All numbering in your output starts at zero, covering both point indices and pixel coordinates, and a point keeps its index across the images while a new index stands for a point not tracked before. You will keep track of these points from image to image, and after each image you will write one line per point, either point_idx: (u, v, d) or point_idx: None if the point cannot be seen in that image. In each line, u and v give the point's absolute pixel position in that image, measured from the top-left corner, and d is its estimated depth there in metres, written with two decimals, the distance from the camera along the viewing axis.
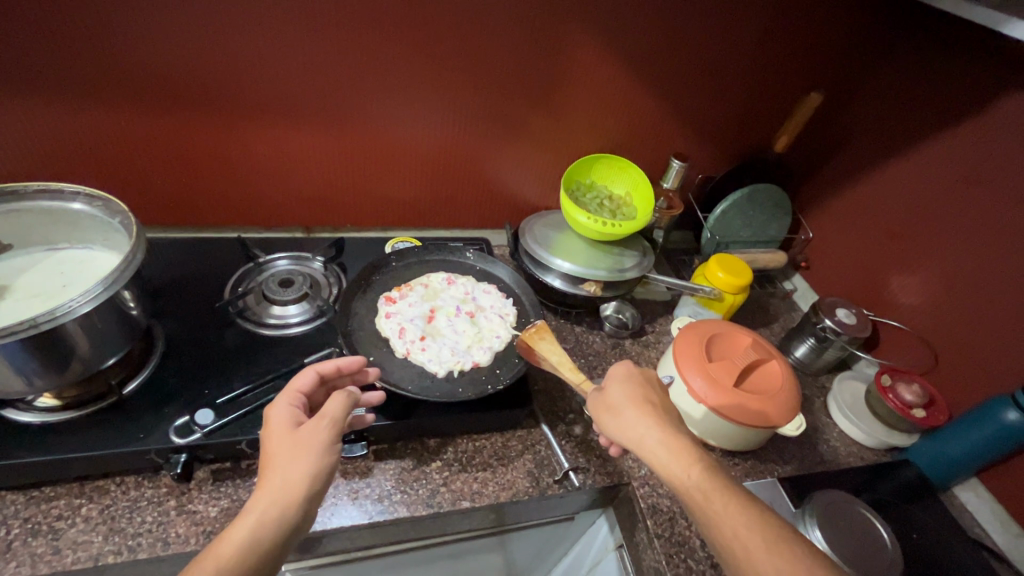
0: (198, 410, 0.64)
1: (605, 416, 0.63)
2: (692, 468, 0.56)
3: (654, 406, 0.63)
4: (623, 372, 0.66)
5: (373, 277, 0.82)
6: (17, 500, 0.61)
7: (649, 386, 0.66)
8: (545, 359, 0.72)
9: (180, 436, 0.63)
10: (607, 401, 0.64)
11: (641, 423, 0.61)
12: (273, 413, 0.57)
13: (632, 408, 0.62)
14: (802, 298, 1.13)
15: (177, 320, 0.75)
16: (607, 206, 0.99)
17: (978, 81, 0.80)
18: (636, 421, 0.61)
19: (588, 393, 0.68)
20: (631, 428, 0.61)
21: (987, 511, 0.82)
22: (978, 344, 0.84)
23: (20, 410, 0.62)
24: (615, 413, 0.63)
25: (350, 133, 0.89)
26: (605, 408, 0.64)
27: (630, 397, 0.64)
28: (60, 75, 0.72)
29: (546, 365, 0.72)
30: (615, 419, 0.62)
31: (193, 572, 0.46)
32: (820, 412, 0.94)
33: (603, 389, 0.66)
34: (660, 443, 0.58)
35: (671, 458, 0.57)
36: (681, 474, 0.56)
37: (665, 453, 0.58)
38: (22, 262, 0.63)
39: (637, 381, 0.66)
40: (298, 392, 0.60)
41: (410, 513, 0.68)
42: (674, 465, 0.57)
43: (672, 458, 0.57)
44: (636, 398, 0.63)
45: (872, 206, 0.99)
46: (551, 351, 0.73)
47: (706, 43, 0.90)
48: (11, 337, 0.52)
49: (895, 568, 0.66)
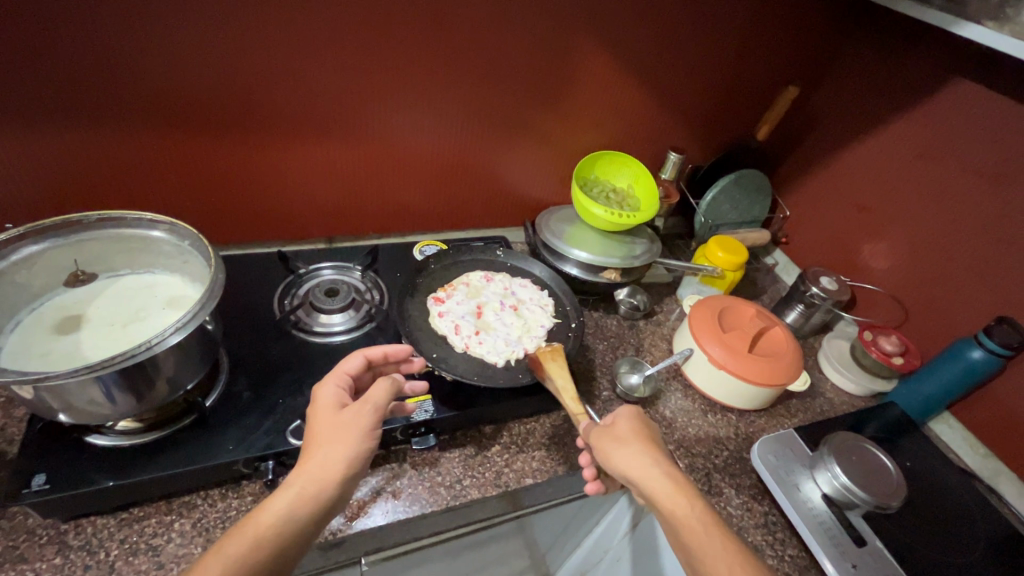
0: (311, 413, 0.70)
1: (610, 444, 0.66)
2: (694, 504, 0.60)
3: (655, 445, 0.67)
4: (629, 413, 0.71)
5: (418, 281, 0.90)
6: (110, 523, 0.62)
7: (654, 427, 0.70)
8: (550, 379, 0.76)
9: (298, 437, 0.67)
10: (612, 432, 0.68)
11: (646, 456, 0.64)
12: (321, 393, 0.63)
13: (637, 442, 0.66)
14: (784, 270, 1.26)
15: (236, 337, 0.78)
16: (613, 199, 1.07)
17: (926, 70, 0.93)
18: (641, 454, 0.64)
19: (583, 423, 0.72)
20: (634, 460, 0.64)
21: (959, 438, 0.97)
22: (941, 298, 0.97)
23: (102, 435, 0.64)
24: (622, 444, 0.66)
25: (373, 144, 0.93)
26: (611, 440, 0.67)
27: (635, 431, 0.68)
28: (93, 100, 0.73)
29: (549, 384, 0.76)
30: (619, 449, 0.65)
31: (233, 537, 0.51)
32: (814, 369, 1.07)
33: (610, 422, 0.70)
34: (665, 476, 0.62)
35: (672, 494, 0.60)
36: (684, 509, 0.59)
37: (668, 487, 0.61)
38: (88, 291, 0.64)
39: (643, 422, 0.70)
40: (345, 374, 0.66)
41: (483, 494, 0.74)
42: (677, 499, 0.60)
43: (677, 492, 0.60)
44: (641, 434, 0.67)
45: (841, 184, 1.11)
46: (557, 373, 0.76)
47: (693, 46, 1.00)
48: (132, 359, 0.54)
49: (901, 490, 0.77)
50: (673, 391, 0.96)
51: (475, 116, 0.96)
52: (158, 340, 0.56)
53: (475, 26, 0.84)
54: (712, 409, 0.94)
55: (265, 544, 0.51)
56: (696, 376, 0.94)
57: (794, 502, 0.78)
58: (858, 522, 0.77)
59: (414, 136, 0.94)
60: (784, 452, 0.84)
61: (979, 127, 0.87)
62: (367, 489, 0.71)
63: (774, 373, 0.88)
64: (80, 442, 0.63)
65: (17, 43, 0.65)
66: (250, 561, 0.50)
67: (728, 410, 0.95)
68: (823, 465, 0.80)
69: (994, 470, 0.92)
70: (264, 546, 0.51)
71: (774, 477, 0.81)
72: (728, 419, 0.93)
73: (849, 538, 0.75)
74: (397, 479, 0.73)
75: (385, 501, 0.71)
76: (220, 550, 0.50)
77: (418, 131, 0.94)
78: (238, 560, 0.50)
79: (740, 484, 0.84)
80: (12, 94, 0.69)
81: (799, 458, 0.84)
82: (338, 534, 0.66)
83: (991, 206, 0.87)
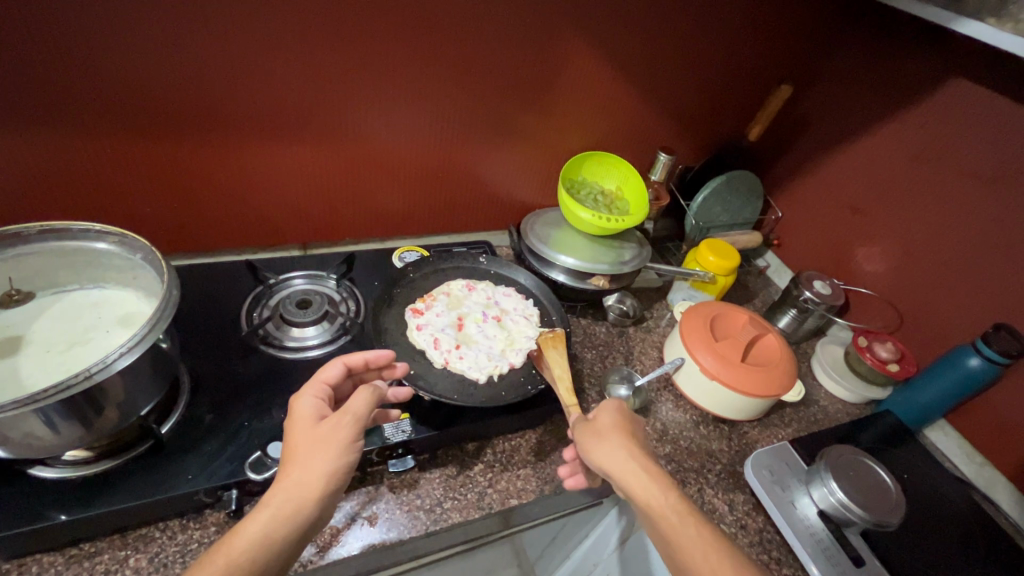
0: (271, 444, 0.65)
1: (592, 438, 0.63)
2: (671, 494, 0.57)
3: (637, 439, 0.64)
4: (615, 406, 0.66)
5: (396, 291, 0.85)
6: (57, 561, 0.57)
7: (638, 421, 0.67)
8: (550, 368, 0.75)
9: (256, 472, 0.62)
10: (595, 426, 0.64)
11: (623, 448, 0.61)
12: (300, 404, 0.58)
13: (616, 436, 0.62)
14: (776, 273, 1.23)
15: (200, 355, 0.73)
16: (601, 202, 1.03)
17: (923, 69, 0.90)
18: (619, 447, 0.61)
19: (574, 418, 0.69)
20: (611, 452, 0.61)
21: (955, 446, 0.94)
22: (936, 303, 0.95)
23: (48, 466, 0.59)
24: (599, 437, 0.63)
25: (347, 145, 0.88)
26: (589, 433, 0.64)
27: (616, 423, 0.64)
28: (34, 101, 0.67)
29: (547, 373, 0.76)
30: (597, 442, 0.62)
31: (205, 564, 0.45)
32: (807, 376, 1.04)
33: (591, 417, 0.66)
34: (642, 466, 0.59)
35: (651, 484, 0.57)
36: (660, 499, 0.56)
37: (644, 477, 0.58)
38: (27, 312, 0.58)
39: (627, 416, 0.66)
40: (324, 383, 0.61)
41: (464, 517, 0.70)
42: (653, 489, 0.57)
43: (653, 482, 0.57)
44: (624, 428, 0.64)
45: (834, 186, 1.09)
46: (558, 362, 0.76)
47: (683, 43, 0.96)
48: (69, 391, 0.49)
49: (900, 506, 0.74)
50: (664, 401, 0.92)
51: (455, 116, 0.91)
52: (99, 366, 0.50)
53: (453, 22, 0.79)
54: (703, 420, 0.91)
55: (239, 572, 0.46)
56: (687, 386, 0.91)
57: (789, 519, 0.76)
58: (855, 540, 0.74)
59: (391, 137, 0.89)
60: (779, 467, 0.81)
61: (978, 128, 0.84)
62: (341, 516, 0.67)
63: (768, 383, 0.84)
64: (23, 475, 0.58)
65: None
66: None
67: (720, 421, 0.92)
68: (818, 480, 0.77)
69: (990, 479, 0.90)
70: (238, 572, 0.46)
71: (768, 493, 0.78)
72: (720, 431, 0.90)
73: (846, 557, 0.72)
74: (374, 503, 0.69)
75: (361, 528, 0.66)
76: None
77: (395, 131, 0.89)
78: None
79: (734, 500, 0.80)
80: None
81: (795, 473, 0.81)
82: (309, 566, 0.62)
83: (990, 210, 0.84)
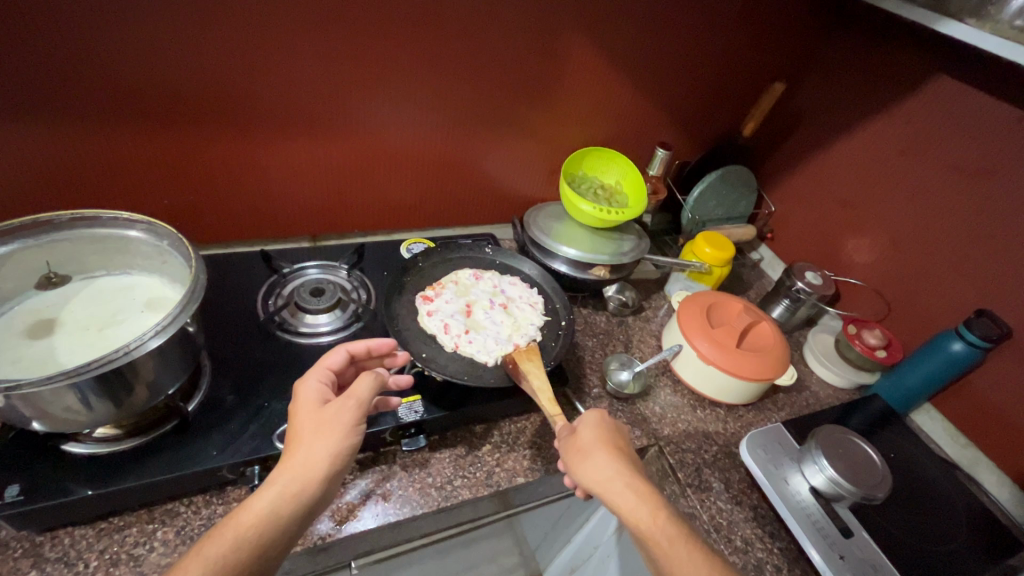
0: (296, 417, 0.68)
1: (575, 457, 0.64)
2: (658, 516, 0.58)
3: (620, 452, 0.65)
4: (595, 418, 0.68)
5: (406, 279, 0.89)
6: (88, 533, 0.60)
7: (619, 434, 0.68)
8: (528, 380, 0.74)
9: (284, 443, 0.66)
10: (577, 443, 0.65)
11: (609, 467, 0.62)
12: (303, 388, 0.60)
13: (601, 452, 0.63)
14: (769, 266, 1.28)
15: (219, 341, 0.76)
16: (601, 196, 1.07)
17: (908, 68, 0.94)
18: (604, 465, 0.62)
19: (559, 427, 0.69)
20: (598, 472, 0.61)
21: (940, 429, 0.98)
22: (922, 292, 0.99)
23: (79, 442, 0.62)
24: (585, 455, 0.63)
25: (357, 140, 0.91)
26: (575, 450, 0.65)
27: (600, 439, 0.65)
28: (58, 94, 0.69)
29: (526, 385, 0.74)
30: (583, 462, 0.63)
31: (214, 536, 0.49)
32: (799, 362, 1.08)
33: (574, 430, 0.67)
34: (627, 486, 0.60)
35: (639, 505, 0.58)
36: (648, 520, 0.57)
37: (631, 497, 0.59)
38: (60, 295, 0.61)
39: (608, 428, 0.68)
40: (327, 369, 0.64)
41: (474, 494, 0.73)
42: (640, 510, 0.58)
43: (640, 502, 0.58)
44: (605, 441, 0.65)
45: (825, 180, 1.13)
46: (534, 375, 0.75)
47: (681, 41, 1.00)
48: (110, 365, 0.52)
49: (887, 480, 0.78)
50: (662, 387, 0.96)
51: (460, 112, 0.94)
52: (136, 344, 0.53)
53: (460, 21, 0.82)
54: (701, 404, 0.95)
55: (248, 546, 0.49)
56: (684, 371, 0.95)
57: (782, 494, 0.79)
58: (844, 513, 0.78)
59: (400, 132, 0.93)
60: (773, 447, 0.85)
61: (960, 123, 0.88)
62: (356, 492, 0.70)
63: (762, 367, 0.88)
64: (56, 451, 0.61)
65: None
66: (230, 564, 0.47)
67: (716, 405, 0.95)
68: (811, 457, 0.81)
69: (973, 459, 0.94)
70: (245, 547, 0.49)
71: (763, 471, 0.82)
72: (716, 414, 0.94)
73: (837, 529, 0.76)
74: (387, 481, 0.72)
75: (375, 504, 0.69)
76: (201, 550, 0.48)
77: (402, 127, 0.92)
78: (218, 562, 0.47)
79: (729, 479, 0.84)
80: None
81: (788, 451, 0.85)
82: (327, 538, 0.65)
83: (972, 202, 0.89)
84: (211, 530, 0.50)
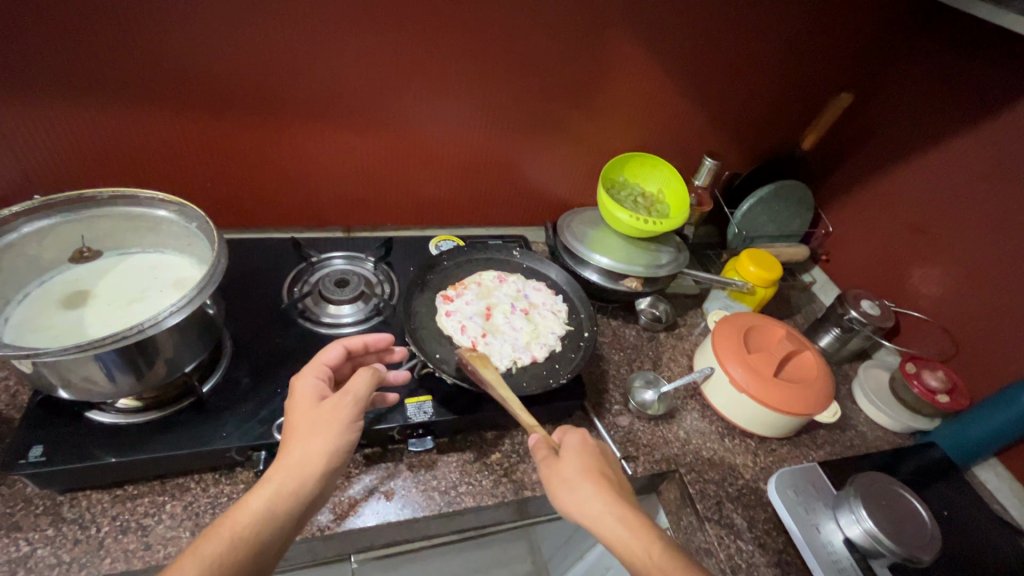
0: None
1: (559, 488, 0.59)
2: (654, 547, 0.54)
3: (609, 481, 0.60)
4: (578, 443, 0.63)
5: (428, 277, 0.88)
6: (103, 498, 0.63)
7: (604, 461, 0.63)
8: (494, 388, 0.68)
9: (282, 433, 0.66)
10: (562, 475, 0.60)
11: (599, 499, 0.57)
12: (300, 384, 0.60)
13: (589, 485, 0.59)
14: (822, 290, 1.18)
15: (242, 326, 0.78)
16: (641, 203, 1.01)
17: (1001, 79, 0.84)
18: (594, 500, 0.57)
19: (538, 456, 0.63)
20: (589, 508, 0.57)
21: (1006, 488, 0.88)
22: (997, 334, 0.89)
23: (103, 411, 0.65)
24: (573, 488, 0.59)
25: (393, 133, 0.90)
26: (561, 481, 0.60)
27: (587, 470, 0.60)
28: (112, 75, 0.73)
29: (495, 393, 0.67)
30: (573, 495, 0.58)
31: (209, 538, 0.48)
32: (846, 399, 0.99)
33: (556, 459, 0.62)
34: (619, 522, 0.56)
35: (632, 539, 0.54)
36: (643, 554, 0.54)
37: (625, 532, 0.55)
38: (98, 268, 0.64)
39: (593, 454, 0.63)
40: (324, 364, 0.63)
41: (477, 503, 0.71)
42: (636, 545, 0.54)
43: (632, 535, 0.55)
44: (593, 471, 0.60)
45: (894, 201, 1.03)
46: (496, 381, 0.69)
47: (739, 44, 0.93)
48: (122, 343, 0.52)
49: (935, 543, 0.70)
50: (689, 411, 0.90)
51: (498, 109, 0.92)
52: (151, 323, 0.54)
53: (503, 15, 0.80)
54: (729, 433, 0.89)
55: (242, 543, 0.49)
56: (715, 397, 0.89)
57: (812, 544, 0.73)
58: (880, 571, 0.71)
59: (437, 126, 0.92)
60: (806, 489, 0.78)
61: None
62: (360, 488, 0.70)
63: (799, 402, 0.81)
64: (80, 417, 0.64)
65: (35, 13, 0.65)
66: (227, 561, 0.47)
67: (747, 436, 0.89)
68: (847, 507, 0.74)
69: None
70: (242, 545, 0.49)
71: (792, 516, 0.75)
72: (746, 445, 0.87)
73: None
74: (392, 479, 0.71)
75: (377, 501, 0.69)
76: (198, 549, 0.48)
77: (439, 121, 0.91)
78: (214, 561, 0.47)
79: (754, 518, 0.78)
80: (29, 66, 0.69)
81: (821, 495, 0.78)
82: (326, 531, 0.65)
83: None
84: (207, 528, 0.50)
